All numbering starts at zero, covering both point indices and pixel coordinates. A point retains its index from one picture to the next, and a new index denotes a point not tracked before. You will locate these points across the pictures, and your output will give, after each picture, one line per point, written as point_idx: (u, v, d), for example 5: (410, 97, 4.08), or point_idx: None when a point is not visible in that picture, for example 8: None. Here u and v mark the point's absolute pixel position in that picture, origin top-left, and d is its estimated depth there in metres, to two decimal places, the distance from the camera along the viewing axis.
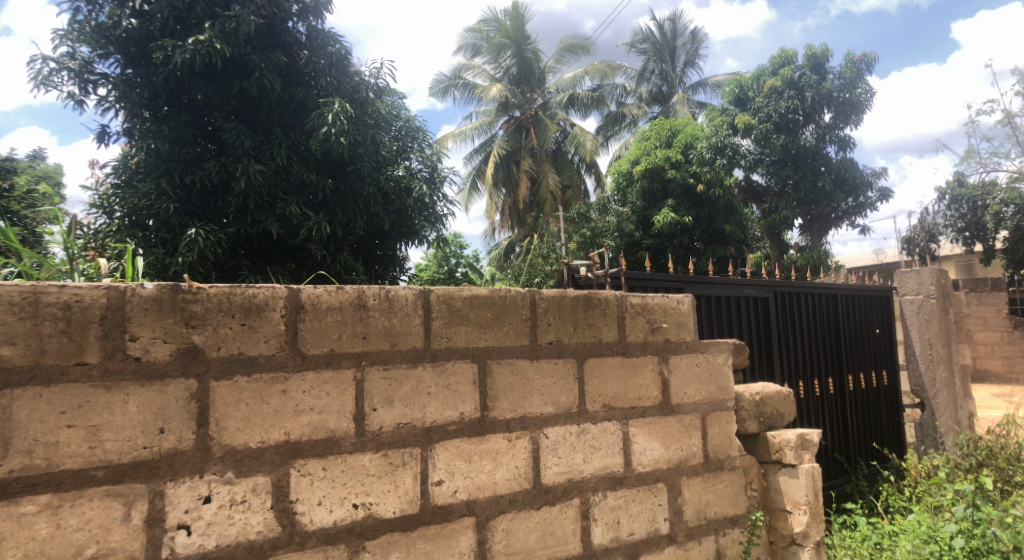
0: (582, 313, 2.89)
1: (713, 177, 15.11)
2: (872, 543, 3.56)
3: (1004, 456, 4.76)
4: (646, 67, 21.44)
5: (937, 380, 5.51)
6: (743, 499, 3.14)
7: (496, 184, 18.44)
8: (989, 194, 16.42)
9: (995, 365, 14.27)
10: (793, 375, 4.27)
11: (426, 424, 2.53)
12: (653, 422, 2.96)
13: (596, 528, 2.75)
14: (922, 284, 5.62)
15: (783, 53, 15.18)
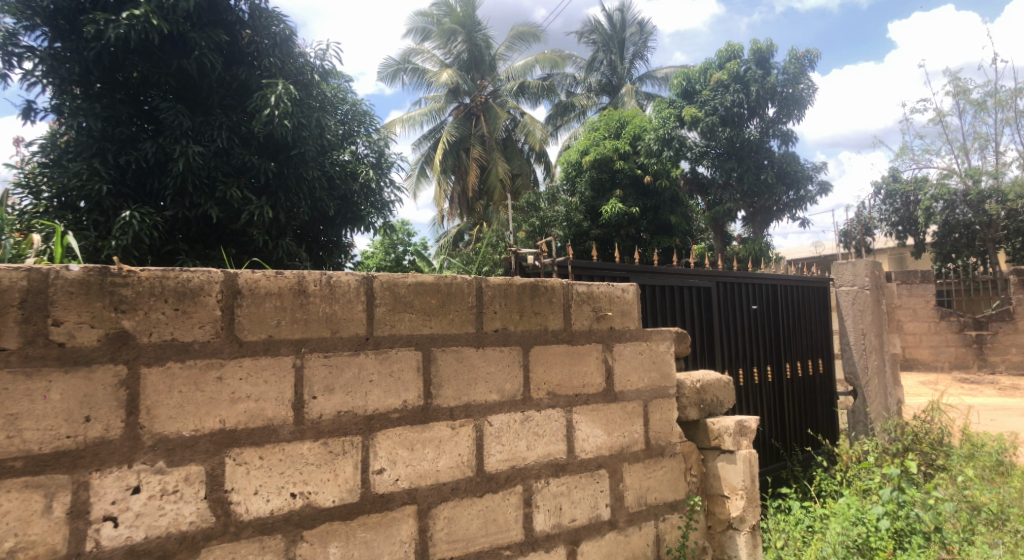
0: (529, 301, 2.89)
1: (660, 168, 15.13)
2: (805, 526, 3.67)
3: (928, 441, 5.04)
4: (595, 57, 21.58)
5: (869, 369, 5.67)
6: (682, 484, 3.20)
7: (445, 171, 18.13)
8: (920, 189, 17.25)
9: (921, 354, 15.24)
10: (733, 363, 4.37)
11: (368, 412, 2.50)
12: (596, 410, 2.99)
13: (538, 515, 2.77)
14: (857, 276, 5.73)
15: (729, 46, 15.76)
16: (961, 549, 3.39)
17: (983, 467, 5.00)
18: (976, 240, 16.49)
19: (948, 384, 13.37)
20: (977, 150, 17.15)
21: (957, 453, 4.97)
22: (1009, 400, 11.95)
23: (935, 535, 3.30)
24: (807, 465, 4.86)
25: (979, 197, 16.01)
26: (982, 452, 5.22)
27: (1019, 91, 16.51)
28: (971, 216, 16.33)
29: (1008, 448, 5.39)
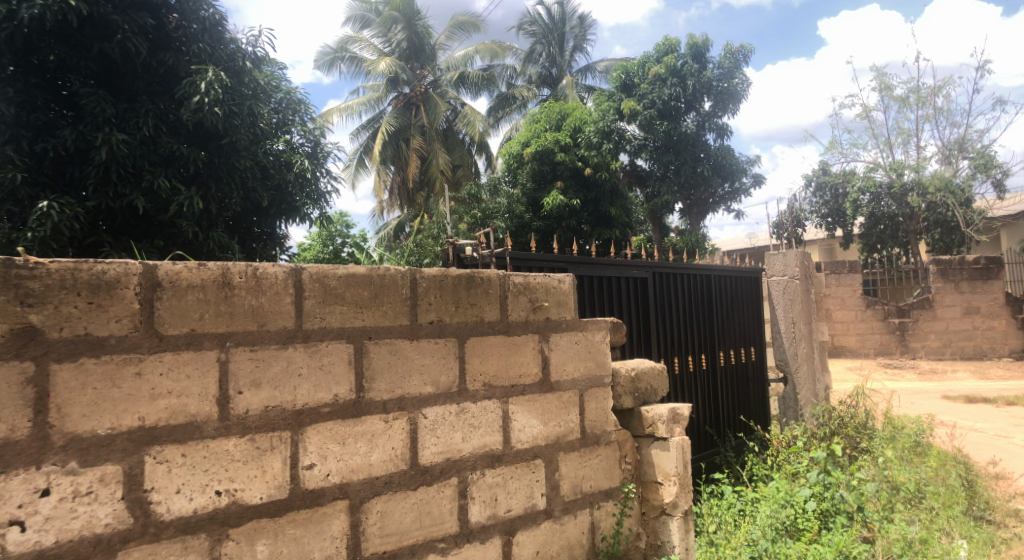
0: (464, 292, 2.85)
1: (600, 161, 15.30)
2: (736, 510, 3.75)
3: (853, 424, 5.25)
4: (534, 49, 21.65)
5: (799, 356, 5.82)
6: (617, 472, 3.23)
7: (384, 162, 17.95)
8: (849, 181, 17.84)
9: (850, 342, 15.01)
10: (668, 352, 4.44)
11: (297, 406, 2.44)
12: (532, 400, 2.99)
13: (473, 506, 2.76)
14: (788, 266, 5.88)
15: (666, 41, 16.04)
16: (880, 526, 3.55)
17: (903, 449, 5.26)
18: (899, 232, 17.59)
19: (873, 369, 14.01)
20: (901, 144, 17.89)
21: (879, 435, 5.18)
22: (928, 384, 12.57)
23: (857, 514, 3.42)
24: (739, 450, 4.98)
25: (902, 190, 16.87)
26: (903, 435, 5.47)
27: (938, 89, 17.26)
28: (895, 207, 17.29)
29: (926, 429, 5.62)
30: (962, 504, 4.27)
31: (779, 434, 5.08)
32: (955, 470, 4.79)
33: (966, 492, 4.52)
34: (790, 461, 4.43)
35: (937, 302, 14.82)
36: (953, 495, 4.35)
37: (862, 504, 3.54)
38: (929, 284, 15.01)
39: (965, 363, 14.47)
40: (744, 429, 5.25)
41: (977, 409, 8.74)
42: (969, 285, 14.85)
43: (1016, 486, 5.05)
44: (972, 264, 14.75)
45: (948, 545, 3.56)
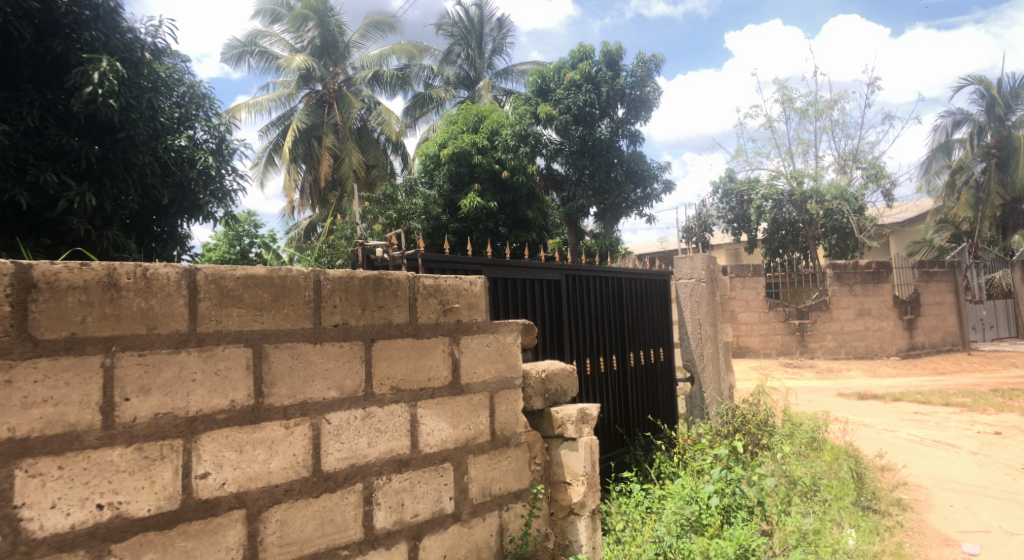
0: (371, 294, 2.79)
1: (516, 164, 15.52)
2: (644, 508, 3.83)
3: (755, 422, 5.46)
4: (452, 50, 21.70)
5: (704, 356, 6.00)
6: (526, 473, 3.24)
7: (294, 160, 17.42)
8: (753, 189, 18.75)
9: (753, 342, 15.68)
10: (580, 353, 4.49)
11: (189, 413, 2.33)
12: (442, 403, 2.96)
13: (379, 512, 2.71)
14: (695, 268, 6.10)
15: (581, 47, 16.52)
16: (777, 519, 3.71)
17: (799, 444, 5.50)
18: (799, 237, 18.37)
19: (774, 369, 14.47)
20: (800, 154, 18.90)
21: (778, 432, 5.44)
22: (825, 383, 13.13)
23: (757, 508, 3.55)
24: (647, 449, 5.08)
25: (802, 198, 17.89)
26: (800, 431, 5.73)
27: (833, 102, 18.29)
28: (795, 214, 18.19)
29: (821, 426, 5.97)
30: (852, 495, 4.50)
31: (685, 433, 5.23)
32: (845, 462, 5.05)
33: (856, 483, 4.75)
34: (694, 458, 4.60)
35: (833, 304, 15.40)
36: (843, 487, 4.59)
37: (761, 498, 3.68)
38: (825, 286, 15.54)
39: (858, 362, 15.12)
40: (653, 429, 5.36)
41: (868, 405, 9.25)
42: (862, 288, 15.49)
43: (899, 476, 5.38)
44: (864, 268, 15.42)
45: (837, 535, 3.78)
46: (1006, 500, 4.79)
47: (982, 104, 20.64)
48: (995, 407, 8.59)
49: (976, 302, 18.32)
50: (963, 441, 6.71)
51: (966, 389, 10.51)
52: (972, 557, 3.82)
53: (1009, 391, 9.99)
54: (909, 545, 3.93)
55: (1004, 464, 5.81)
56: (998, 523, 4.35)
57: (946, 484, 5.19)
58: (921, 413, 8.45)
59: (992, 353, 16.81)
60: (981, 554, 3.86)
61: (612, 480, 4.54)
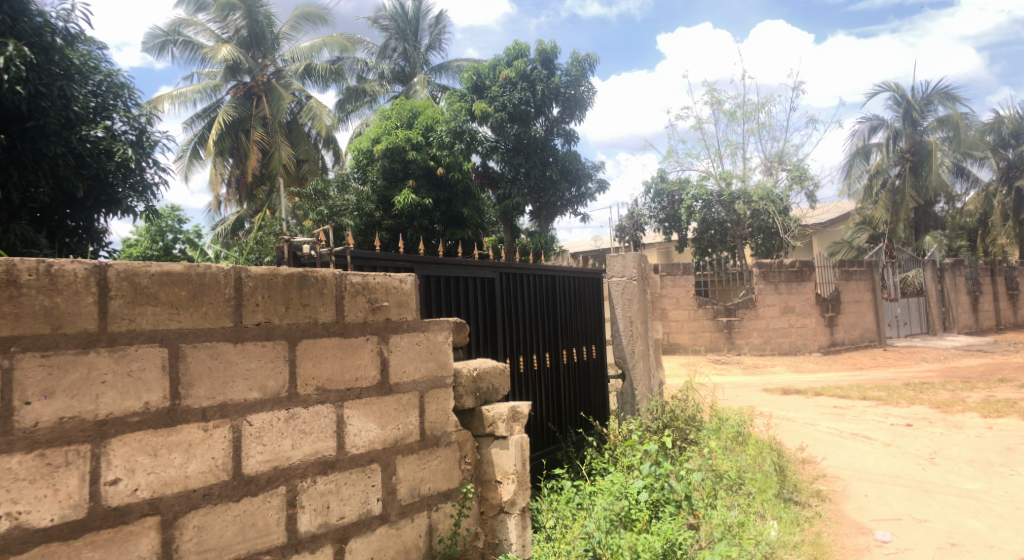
0: (296, 292, 2.71)
1: (452, 161, 15.36)
2: (574, 505, 3.86)
3: (683, 417, 5.60)
4: (388, 44, 21.56)
5: (635, 353, 5.87)
6: (456, 473, 3.23)
7: (221, 154, 17.06)
8: (684, 190, 19.26)
9: (683, 340, 16.15)
10: (514, 351, 4.49)
11: (99, 417, 2.19)
12: (369, 403, 2.91)
13: (303, 515, 2.64)
14: (626, 267, 5.92)
15: (516, 45, 16.66)
16: (704, 512, 3.82)
17: (726, 438, 5.66)
18: (728, 236, 18.96)
19: (703, 365, 14.81)
20: (728, 155, 19.50)
21: (705, 427, 5.59)
22: (750, 378, 13.50)
23: (684, 503, 3.64)
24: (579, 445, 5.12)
25: (730, 198, 18.45)
26: (727, 425, 5.89)
27: (760, 106, 18.92)
28: (724, 214, 18.76)
29: (746, 420, 6.16)
30: (775, 487, 4.65)
31: (616, 430, 5.30)
32: (769, 456, 5.21)
33: (778, 476, 4.92)
34: (625, 454, 4.68)
35: (759, 302, 15.88)
36: (767, 479, 4.73)
37: (688, 492, 3.77)
38: (752, 285, 16.03)
39: (782, 358, 15.65)
40: (584, 425, 5.39)
41: (791, 399, 9.60)
42: (786, 287, 16.02)
43: (819, 468, 5.60)
44: (788, 267, 15.96)
45: (760, 527, 3.92)
46: (915, 489, 5.03)
47: (898, 110, 21.27)
48: (907, 400, 9.05)
49: (892, 300, 18.88)
50: (878, 433, 7.03)
51: (883, 383, 11.03)
52: (884, 544, 3.99)
53: (919, 384, 10.53)
54: (827, 535, 4.09)
55: (915, 454, 6.11)
56: (908, 511, 4.57)
57: (861, 475, 5.42)
58: (840, 406, 8.80)
59: (905, 348, 17.59)
60: (892, 541, 4.04)
61: (543, 477, 4.55)
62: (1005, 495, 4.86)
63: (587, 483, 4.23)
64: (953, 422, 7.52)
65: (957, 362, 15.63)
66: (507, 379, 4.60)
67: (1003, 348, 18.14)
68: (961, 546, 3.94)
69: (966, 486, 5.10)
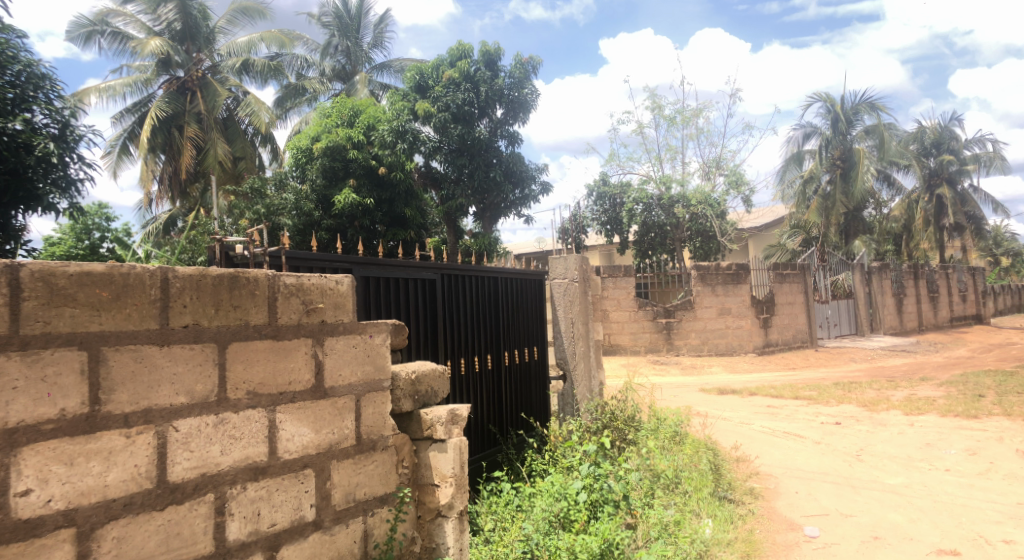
0: (226, 294, 2.62)
1: (393, 160, 15.19)
2: (514, 507, 3.86)
3: (622, 418, 5.68)
4: (330, 41, 21.36)
5: (576, 354, 5.85)
6: (393, 477, 3.19)
7: (152, 150, 16.38)
8: (625, 193, 19.60)
9: (623, 340, 16.24)
10: (455, 353, 4.47)
11: (8, 424, 2.08)
12: (303, 407, 2.85)
13: (232, 523, 2.56)
14: (568, 269, 6.03)
15: (460, 45, 16.71)
16: (641, 512, 3.89)
17: (663, 438, 5.75)
18: (667, 239, 19.37)
19: (642, 366, 15.04)
20: (668, 160, 19.90)
21: (644, 428, 5.68)
22: (688, 378, 13.79)
23: (623, 503, 3.67)
24: (520, 447, 5.13)
25: (670, 202, 18.84)
26: (665, 425, 6.00)
27: (698, 112, 19.36)
28: (663, 217, 19.12)
29: (683, 420, 6.29)
30: (710, 486, 4.75)
31: (557, 431, 5.33)
32: (705, 455, 5.32)
33: (713, 475, 5.02)
34: (565, 455, 4.72)
35: (697, 304, 16.21)
36: (703, 478, 4.83)
37: (626, 492, 3.83)
38: (690, 287, 16.44)
39: (719, 359, 16.01)
40: (525, 427, 5.39)
41: (727, 399, 9.84)
42: (722, 289, 16.43)
43: (753, 466, 5.74)
44: (725, 270, 16.39)
45: (696, 525, 3.99)
46: (842, 485, 5.21)
47: (828, 118, 21.99)
48: (836, 398, 9.39)
49: (823, 302, 19.49)
50: (809, 431, 7.26)
51: (813, 383, 11.41)
52: (812, 540, 4.12)
53: (846, 384, 10.94)
54: (759, 532, 4.20)
55: (843, 451, 6.33)
56: (836, 506, 4.72)
57: (792, 472, 5.59)
58: (773, 406, 9.07)
59: (835, 348, 18.24)
60: (820, 536, 4.17)
61: (483, 480, 4.54)
62: (925, 489, 5.08)
63: (527, 485, 4.25)
64: (879, 420, 7.84)
65: (883, 362, 16.33)
66: (447, 381, 4.56)
67: (926, 348, 19.04)
68: (883, 539, 4.10)
69: (890, 481, 5.31)
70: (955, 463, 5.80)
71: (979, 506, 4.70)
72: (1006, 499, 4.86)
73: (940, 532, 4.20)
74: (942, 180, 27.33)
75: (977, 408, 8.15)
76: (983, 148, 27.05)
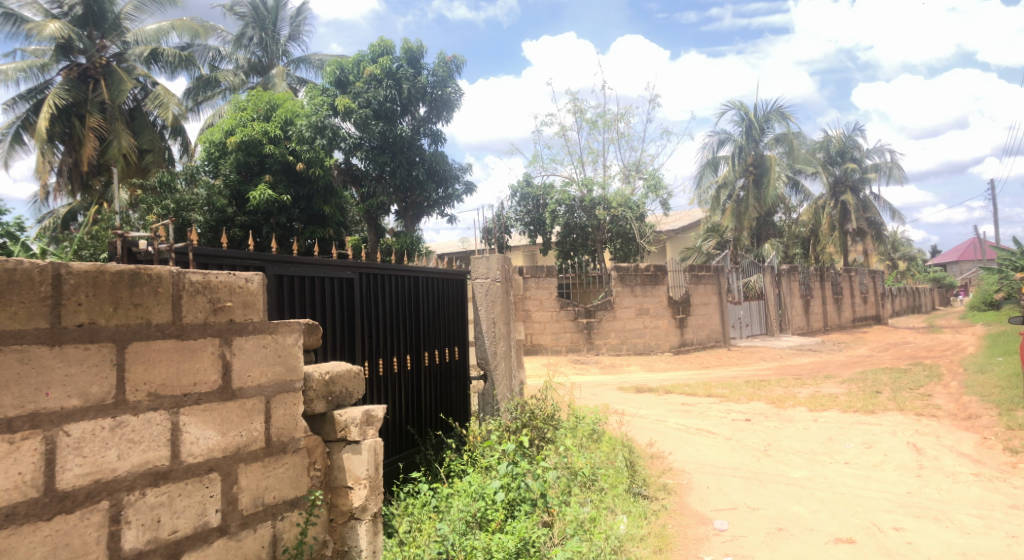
0: (126, 291, 2.47)
1: (312, 157, 14.97)
2: (430, 508, 3.84)
3: (541, 416, 5.76)
4: (244, 32, 21.02)
5: (497, 354, 5.82)
6: (304, 480, 3.12)
7: (50, 140, 15.57)
8: (547, 194, 19.79)
9: (545, 340, 16.21)
10: (372, 354, 4.41)
11: None
12: (209, 409, 2.73)
13: (129, 532, 2.43)
14: (490, 268, 5.90)
15: (382, 41, 16.61)
16: (557, 510, 3.96)
17: (582, 436, 5.84)
18: (588, 240, 19.69)
19: (563, 365, 15.22)
20: (590, 162, 20.24)
21: (561, 426, 5.76)
22: (607, 377, 14.05)
23: (539, 501, 3.74)
24: (438, 448, 5.11)
25: (591, 204, 19.17)
26: (583, 423, 6.09)
27: (619, 117, 19.79)
28: (585, 219, 19.43)
29: (601, 419, 6.41)
30: (625, 483, 4.87)
31: (475, 430, 5.34)
32: (620, 452, 5.44)
33: (629, 472, 5.13)
34: (483, 455, 4.74)
35: (616, 304, 16.54)
36: (619, 475, 4.94)
37: (544, 491, 3.89)
38: (610, 288, 16.57)
39: (637, 358, 16.38)
40: (444, 427, 5.37)
41: (644, 397, 10.08)
42: (641, 290, 16.86)
43: (667, 463, 5.89)
44: (643, 271, 16.83)
45: (611, 522, 4.09)
46: (750, 479, 5.42)
47: (740, 125, 22.84)
48: (746, 396, 9.76)
49: (735, 303, 20.19)
50: (720, 428, 7.52)
51: (725, 381, 11.80)
52: (720, 533, 4.27)
53: (756, 381, 11.38)
54: (671, 527, 4.33)
55: (752, 446, 6.58)
56: (744, 500, 4.91)
57: (704, 468, 5.77)
58: (688, 403, 9.36)
59: (746, 348, 18.99)
60: (728, 530, 4.32)
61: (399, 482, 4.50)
62: (825, 482, 5.35)
63: (444, 485, 4.24)
64: (785, 416, 8.21)
65: (791, 360, 17.16)
66: (363, 382, 4.50)
67: (830, 347, 20.09)
68: (786, 530, 4.28)
69: (794, 475, 5.56)
70: (853, 456, 6.15)
71: (873, 496, 4.99)
72: (896, 488, 5.18)
73: (837, 521, 4.43)
74: (845, 187, 28.93)
75: (874, 404, 8.66)
76: (883, 158, 28.74)
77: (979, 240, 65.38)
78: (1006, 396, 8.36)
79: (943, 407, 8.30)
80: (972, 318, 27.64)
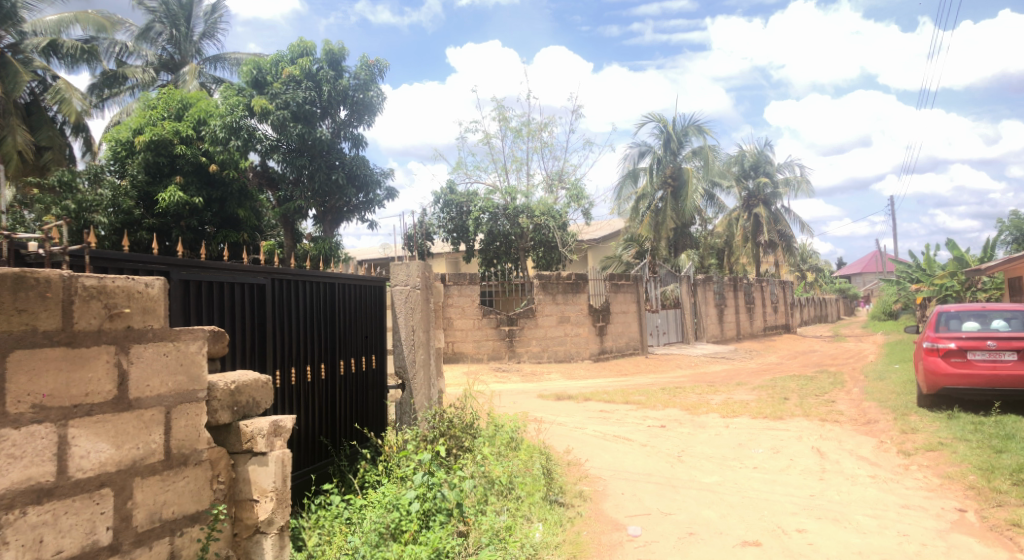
0: (10, 294, 2.33)
1: (226, 159, 14.59)
2: (342, 520, 3.79)
3: (460, 425, 5.73)
4: (153, 27, 20.28)
5: (417, 362, 5.76)
6: (206, 494, 3.01)
7: None
8: (471, 201, 19.83)
9: (467, 348, 16.20)
10: (284, 362, 4.31)
11: None
12: (102, 421, 2.59)
13: (6, 553, 2.28)
14: (410, 276, 5.81)
15: (300, 43, 16.37)
16: (473, 519, 3.95)
17: (500, 445, 5.84)
18: (512, 248, 19.79)
19: (483, 373, 15.15)
20: (514, 171, 20.41)
21: (480, 435, 5.75)
22: (526, 385, 14.07)
23: (455, 511, 3.78)
24: (352, 458, 5.03)
25: (514, 212, 19.30)
26: (502, 432, 6.11)
27: (543, 126, 20.05)
28: (508, 227, 19.51)
29: (519, 426, 6.45)
30: (542, 490, 4.90)
31: (392, 440, 5.27)
32: (538, 460, 5.48)
33: (546, 480, 5.17)
34: (399, 465, 4.69)
35: (539, 312, 16.68)
36: (536, 483, 4.98)
37: (459, 500, 3.91)
38: (533, 295, 16.71)
39: (557, 365, 16.53)
40: (360, 437, 5.30)
41: (562, 404, 10.18)
42: (563, 297, 17.04)
43: (583, 470, 5.97)
44: (565, 279, 17.02)
45: (527, 530, 4.12)
46: (664, 485, 5.54)
47: (660, 138, 23.56)
48: (661, 403, 9.98)
49: (654, 311, 20.70)
50: (635, 434, 7.67)
51: (640, 388, 12.01)
52: (633, 538, 4.34)
53: (670, 388, 11.66)
54: (586, 533, 4.37)
55: (666, 453, 6.72)
56: (657, 506, 5.01)
57: (620, 475, 5.86)
58: (605, 410, 9.51)
59: (663, 355, 19.45)
60: (641, 535, 4.40)
61: (310, 495, 4.41)
62: (735, 486, 5.52)
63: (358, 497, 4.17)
64: (699, 422, 8.45)
65: (705, 368, 17.69)
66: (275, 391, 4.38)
67: (742, 355, 20.84)
68: (697, 535, 4.39)
69: (705, 480, 5.71)
70: (762, 460, 6.37)
71: (779, 499, 5.17)
72: (801, 491, 5.39)
73: (744, 524, 4.57)
74: (758, 201, 30.03)
75: (781, 409, 9.01)
76: (792, 173, 30.09)
77: (879, 252, 69.39)
78: (901, 402, 8.87)
79: (844, 412, 8.73)
80: (873, 326, 29.26)
